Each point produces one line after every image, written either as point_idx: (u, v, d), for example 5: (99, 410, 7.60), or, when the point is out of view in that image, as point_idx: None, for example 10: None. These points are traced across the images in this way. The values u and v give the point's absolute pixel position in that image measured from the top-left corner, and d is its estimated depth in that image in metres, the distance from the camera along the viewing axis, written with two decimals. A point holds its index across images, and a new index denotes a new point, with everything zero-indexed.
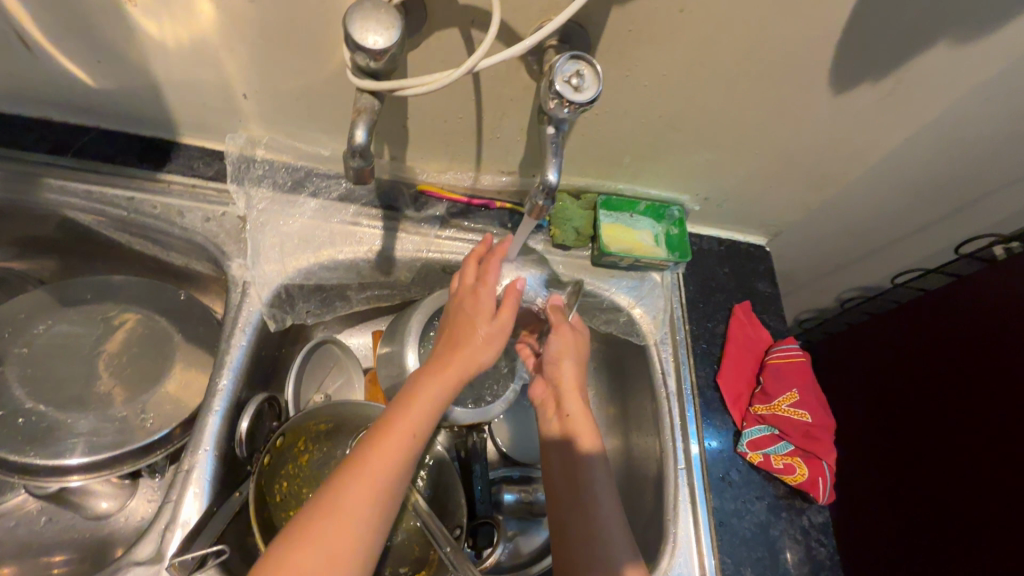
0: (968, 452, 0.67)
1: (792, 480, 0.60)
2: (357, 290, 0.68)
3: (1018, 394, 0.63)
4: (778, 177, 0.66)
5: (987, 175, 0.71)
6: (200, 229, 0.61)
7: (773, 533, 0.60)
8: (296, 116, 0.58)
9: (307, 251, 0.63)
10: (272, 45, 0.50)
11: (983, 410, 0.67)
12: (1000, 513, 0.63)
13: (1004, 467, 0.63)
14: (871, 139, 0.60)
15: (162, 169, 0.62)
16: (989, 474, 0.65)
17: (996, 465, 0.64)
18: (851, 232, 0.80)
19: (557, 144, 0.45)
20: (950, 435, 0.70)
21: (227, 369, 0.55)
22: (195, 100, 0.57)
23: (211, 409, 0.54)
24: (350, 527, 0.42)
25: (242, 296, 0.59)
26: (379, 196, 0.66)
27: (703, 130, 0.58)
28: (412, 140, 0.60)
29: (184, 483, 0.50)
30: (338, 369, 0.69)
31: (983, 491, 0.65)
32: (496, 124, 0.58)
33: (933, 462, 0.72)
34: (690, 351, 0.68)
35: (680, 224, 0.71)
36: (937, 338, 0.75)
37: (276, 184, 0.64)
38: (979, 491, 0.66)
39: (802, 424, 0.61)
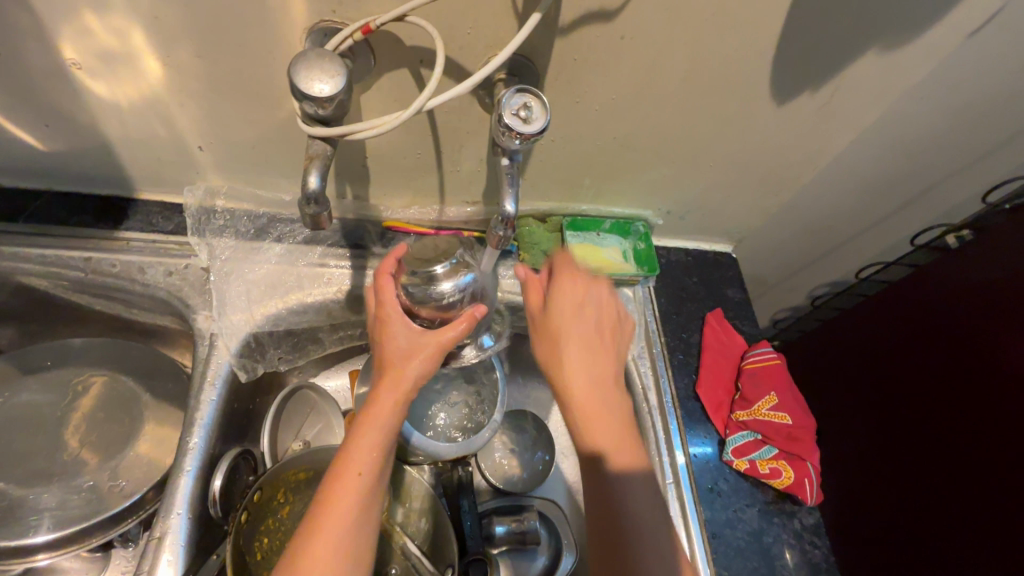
0: (945, 437, 0.69)
1: (779, 484, 0.60)
2: (329, 331, 0.67)
3: (989, 377, 0.65)
4: (735, 186, 0.68)
5: (932, 167, 0.74)
6: (163, 284, 0.60)
7: (767, 540, 0.59)
8: (254, 162, 0.58)
9: (275, 297, 0.62)
10: (223, 96, 0.50)
11: (954, 396, 0.69)
12: (983, 494, 0.64)
13: (982, 448, 0.65)
14: (818, 145, 0.63)
15: (120, 227, 0.61)
16: (967, 457, 0.66)
17: (973, 447, 0.66)
18: (813, 231, 0.83)
19: (513, 174, 0.45)
20: (928, 422, 0.72)
21: (198, 426, 0.54)
22: (150, 155, 0.57)
23: (182, 470, 0.52)
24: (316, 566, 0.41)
25: (210, 348, 0.58)
26: (346, 235, 0.66)
27: (658, 148, 0.60)
28: (374, 177, 0.61)
29: (156, 552, 0.48)
30: (317, 415, 0.67)
31: (963, 475, 0.66)
32: (455, 157, 0.59)
33: (913, 450, 0.73)
34: (668, 363, 0.68)
35: (646, 239, 0.72)
36: (909, 329, 0.78)
37: (238, 234, 0.63)
38: (964, 479, 0.66)
39: (784, 427, 0.62)
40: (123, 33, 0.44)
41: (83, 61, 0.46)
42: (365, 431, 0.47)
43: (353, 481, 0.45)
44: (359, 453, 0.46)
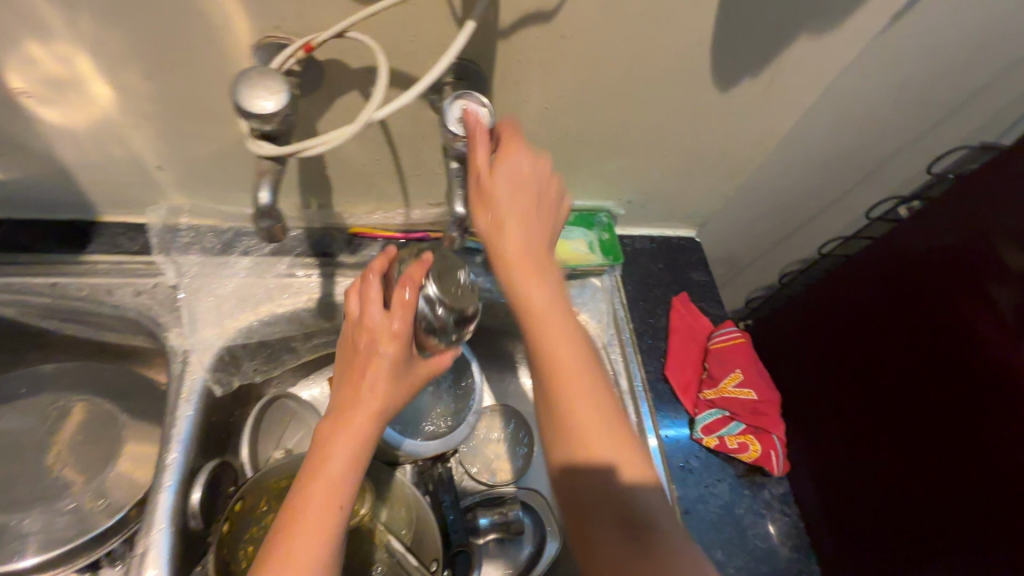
0: (912, 403, 0.72)
1: (747, 457, 0.63)
2: (303, 340, 0.68)
3: (950, 340, 0.68)
4: (691, 172, 0.70)
5: (881, 142, 0.77)
6: (132, 304, 0.60)
7: (738, 511, 0.61)
8: (215, 178, 0.59)
9: (246, 310, 0.62)
10: (175, 114, 0.50)
11: (918, 361, 0.72)
12: (948, 454, 0.67)
13: (947, 410, 0.68)
14: (766, 127, 0.65)
15: (84, 250, 0.61)
16: (932, 419, 0.69)
17: (938, 410, 0.69)
18: (773, 210, 0.85)
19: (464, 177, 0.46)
20: (896, 388, 0.75)
21: (176, 442, 0.54)
22: (109, 179, 0.57)
23: (161, 486, 0.52)
24: None
25: (183, 365, 0.58)
26: (312, 245, 0.66)
27: (611, 139, 0.62)
28: (336, 184, 0.62)
29: (140, 566, 0.49)
30: (298, 422, 0.68)
31: (928, 437, 0.69)
32: (414, 161, 0.60)
33: (882, 417, 0.76)
34: (637, 349, 0.70)
35: (611, 229, 0.73)
36: (873, 302, 0.80)
37: (204, 250, 0.63)
38: (930, 435, 0.69)
39: (750, 403, 0.65)
40: (68, 60, 0.44)
41: (31, 90, 0.46)
42: (338, 460, 0.44)
43: (328, 516, 0.42)
44: (333, 487, 0.43)
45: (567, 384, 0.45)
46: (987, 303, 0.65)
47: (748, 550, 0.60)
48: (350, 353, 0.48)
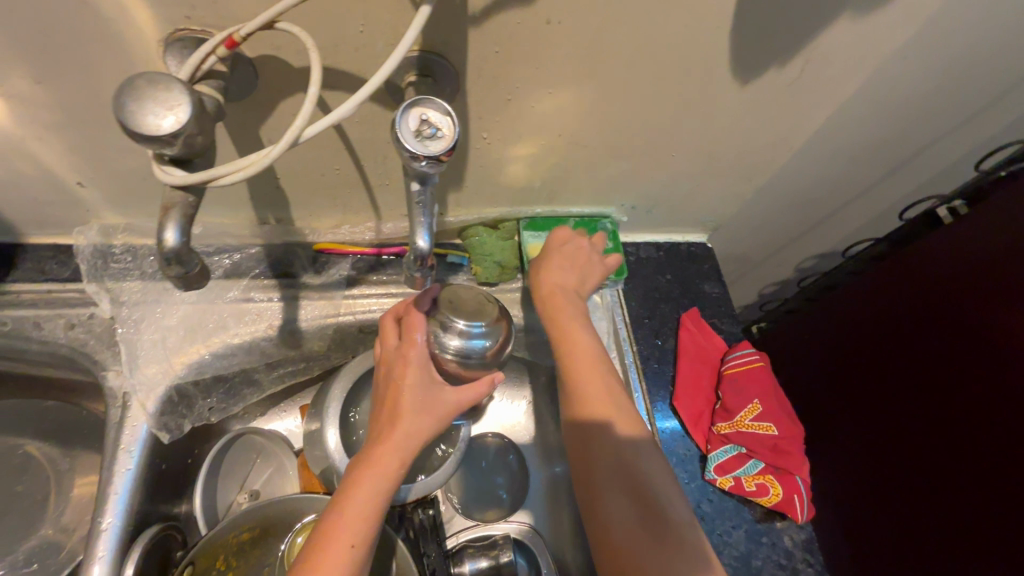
0: (943, 423, 0.66)
1: (767, 501, 0.55)
2: (266, 371, 0.60)
3: (985, 355, 0.61)
4: (703, 174, 0.61)
5: (923, 135, 0.67)
6: (64, 340, 0.53)
7: (756, 562, 0.54)
8: (150, 194, 0.51)
9: (196, 342, 0.55)
10: (86, 125, 0.42)
11: (949, 377, 0.65)
12: (981, 481, 0.61)
13: (980, 432, 0.61)
14: (790, 124, 0.56)
15: (8, 277, 0.53)
16: (965, 443, 0.63)
17: (972, 432, 0.62)
18: (792, 210, 0.76)
19: (427, 202, 0.37)
20: (924, 405, 0.68)
21: (112, 504, 0.47)
22: (25, 198, 0.49)
23: (94, 556, 0.46)
24: None
25: (123, 410, 0.51)
26: (271, 265, 0.58)
27: (611, 141, 0.53)
28: (293, 197, 0.54)
29: None
30: (265, 459, 0.62)
31: (959, 461, 0.63)
32: (380, 169, 0.52)
33: (909, 437, 0.70)
34: (642, 375, 0.62)
35: (614, 237, 0.65)
36: (903, 311, 0.73)
37: (145, 274, 0.55)
38: (970, 457, 0.62)
39: (770, 438, 0.57)
40: None
41: None
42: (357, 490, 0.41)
43: (343, 551, 0.39)
44: (352, 520, 0.40)
45: (599, 409, 0.51)
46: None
47: None
48: (378, 392, 0.48)
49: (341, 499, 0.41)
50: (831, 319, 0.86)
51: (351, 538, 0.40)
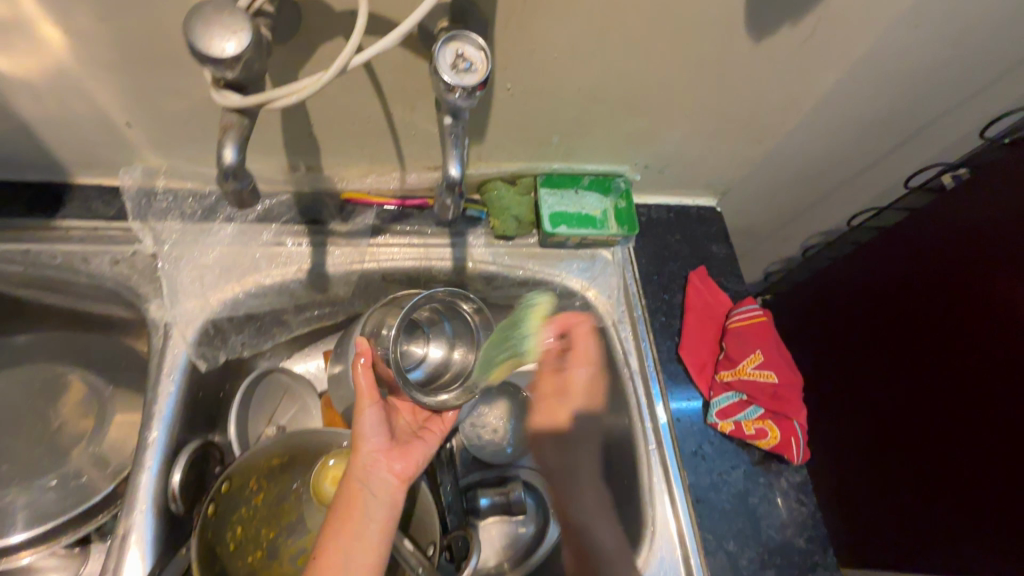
0: (945, 391, 0.68)
1: (765, 444, 0.59)
2: (294, 313, 0.64)
3: (989, 324, 0.64)
4: (715, 135, 0.63)
5: (932, 104, 0.68)
6: (109, 274, 0.56)
7: (753, 501, 0.58)
8: (192, 138, 0.54)
9: (231, 281, 0.58)
10: (138, 64, 0.45)
11: (951, 345, 0.68)
12: (978, 431, 0.64)
13: (981, 397, 0.64)
14: (802, 86, 0.58)
15: (57, 214, 0.57)
16: (967, 406, 0.65)
17: (973, 396, 0.65)
18: (801, 178, 0.78)
19: (457, 134, 0.40)
20: (924, 373, 0.71)
21: (158, 420, 0.51)
22: (76, 136, 0.52)
23: (143, 465, 0.50)
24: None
25: (164, 339, 0.55)
26: (301, 210, 0.62)
27: (628, 97, 0.55)
28: (324, 145, 0.57)
29: (121, 549, 0.47)
30: (290, 398, 0.66)
31: (963, 423, 0.66)
32: (408, 119, 0.54)
33: (910, 403, 0.73)
34: (650, 327, 0.66)
35: (628, 196, 0.67)
36: (904, 281, 0.75)
37: (184, 214, 0.58)
38: (965, 405, 0.65)
39: (770, 386, 0.60)
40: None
41: None
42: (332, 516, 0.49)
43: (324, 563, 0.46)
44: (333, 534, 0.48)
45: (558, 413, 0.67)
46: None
47: (763, 543, 0.56)
48: None
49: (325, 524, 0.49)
50: (834, 289, 0.88)
51: (314, 558, 0.47)
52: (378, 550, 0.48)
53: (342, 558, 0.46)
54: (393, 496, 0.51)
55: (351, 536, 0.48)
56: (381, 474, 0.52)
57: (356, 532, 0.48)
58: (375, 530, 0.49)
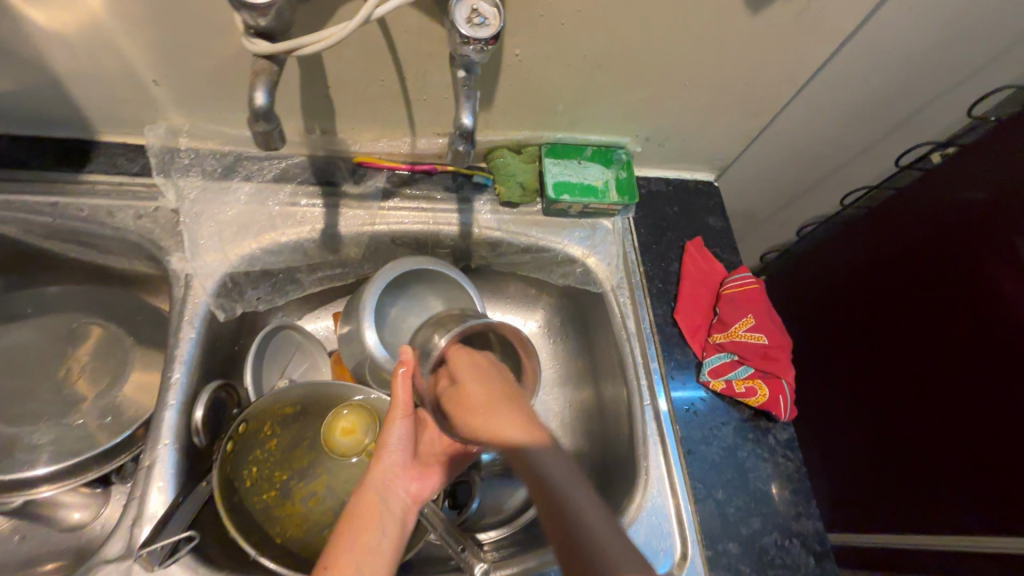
0: (949, 366, 0.75)
1: (754, 401, 0.62)
2: (307, 272, 0.67)
3: (984, 314, 0.71)
4: (713, 108, 0.66)
5: (922, 84, 0.71)
6: (133, 227, 0.59)
7: (741, 454, 0.61)
8: (214, 98, 0.56)
9: (248, 238, 0.61)
10: (169, 22, 0.48)
11: (952, 332, 0.75)
12: (978, 400, 0.72)
13: (981, 379, 0.72)
14: (796, 61, 0.60)
15: (83, 170, 0.60)
16: (969, 389, 0.73)
17: (972, 377, 0.73)
18: (796, 156, 0.81)
19: (470, 86, 0.42)
20: (927, 359, 0.78)
21: (179, 362, 0.54)
22: (105, 92, 0.55)
23: (166, 404, 0.53)
24: None
25: (185, 289, 0.58)
26: (316, 172, 0.65)
27: (630, 66, 0.58)
28: (339, 109, 0.59)
29: (146, 479, 0.49)
30: (302, 354, 0.69)
31: (967, 401, 0.73)
32: (420, 83, 0.57)
33: (915, 385, 0.80)
34: (647, 292, 0.69)
35: (628, 168, 0.70)
36: (901, 269, 0.82)
37: (205, 172, 0.61)
38: (968, 375, 0.73)
39: (759, 346, 0.63)
40: None
41: None
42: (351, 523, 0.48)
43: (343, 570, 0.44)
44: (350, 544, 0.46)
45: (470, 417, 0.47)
46: (1019, 278, 0.67)
47: (750, 492, 0.59)
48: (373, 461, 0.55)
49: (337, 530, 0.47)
50: (835, 277, 0.94)
51: (327, 559, 0.45)
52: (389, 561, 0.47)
53: (356, 562, 0.45)
54: (407, 514, 0.51)
55: (365, 543, 0.47)
56: (395, 489, 0.52)
57: (371, 539, 0.47)
58: (389, 541, 0.48)
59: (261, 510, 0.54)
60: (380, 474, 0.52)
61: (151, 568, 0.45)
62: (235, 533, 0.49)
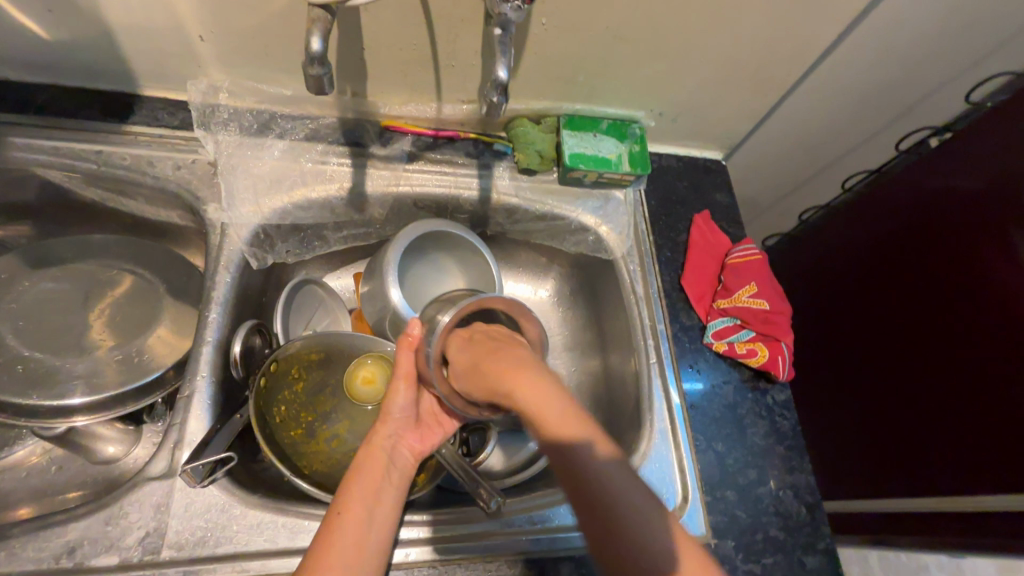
0: (939, 343, 0.80)
1: (755, 362, 0.65)
2: (333, 229, 0.70)
3: (975, 295, 0.75)
4: (725, 85, 0.69)
5: (925, 73, 0.75)
6: (172, 177, 0.62)
7: (740, 411, 0.65)
8: (255, 55, 0.59)
9: (280, 192, 0.64)
10: None
11: (942, 314, 0.79)
12: (964, 373, 0.76)
13: (967, 354, 0.76)
14: (807, 42, 0.64)
15: (126, 122, 0.63)
16: (956, 363, 0.77)
17: (962, 355, 0.76)
18: (801, 139, 0.85)
19: (505, 42, 0.46)
20: (923, 338, 0.82)
21: (216, 303, 0.58)
22: (152, 46, 0.58)
23: (203, 340, 0.56)
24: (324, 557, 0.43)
25: (221, 237, 0.61)
26: (344, 133, 0.68)
27: (650, 39, 0.61)
28: (372, 72, 0.62)
29: (186, 406, 0.53)
30: (325, 310, 0.72)
31: (952, 378, 0.78)
32: (450, 49, 0.60)
33: (910, 364, 0.84)
34: (655, 260, 0.73)
35: (642, 142, 0.73)
36: (898, 251, 0.87)
37: (242, 128, 0.65)
38: (956, 350, 0.77)
39: (761, 312, 0.66)
40: None
41: None
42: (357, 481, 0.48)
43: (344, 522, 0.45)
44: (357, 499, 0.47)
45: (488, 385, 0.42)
46: (1006, 257, 0.71)
47: (747, 446, 0.63)
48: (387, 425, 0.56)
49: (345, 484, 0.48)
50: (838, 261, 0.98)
51: (340, 506, 0.46)
52: (394, 514, 0.48)
53: (367, 510, 0.47)
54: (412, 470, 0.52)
55: (375, 494, 0.48)
56: (402, 447, 0.53)
57: (382, 489, 0.48)
58: (396, 495, 0.49)
59: (290, 444, 0.58)
60: (392, 433, 0.53)
61: (194, 484, 0.48)
62: (270, 458, 0.53)
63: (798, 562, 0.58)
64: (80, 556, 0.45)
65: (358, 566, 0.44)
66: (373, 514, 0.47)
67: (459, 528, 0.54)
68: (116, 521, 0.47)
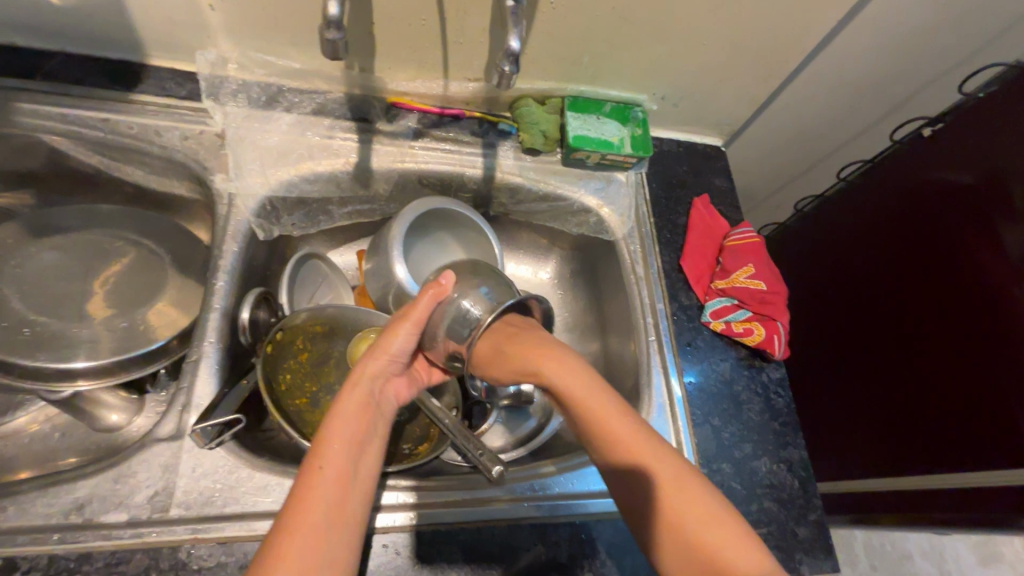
0: (931, 326, 0.81)
1: (751, 341, 0.67)
2: (339, 204, 0.71)
3: (964, 282, 0.76)
4: (728, 70, 0.70)
5: (923, 65, 0.76)
6: (180, 147, 0.63)
7: (736, 388, 0.66)
8: (264, 27, 0.59)
9: (287, 164, 0.65)
10: None
11: (933, 299, 0.81)
12: (955, 356, 0.78)
13: (958, 337, 0.77)
14: (810, 28, 0.65)
15: (134, 91, 0.63)
16: (947, 347, 0.79)
17: (953, 338, 0.78)
18: (799, 129, 0.86)
19: (516, 13, 0.48)
20: (916, 324, 0.84)
21: (224, 271, 0.59)
22: (161, 13, 0.57)
23: (211, 306, 0.57)
24: (307, 511, 0.40)
25: (228, 207, 0.62)
26: (352, 109, 0.69)
27: (656, 21, 0.62)
28: (381, 47, 0.63)
29: (194, 371, 0.53)
30: (328, 286, 0.73)
31: (942, 361, 0.80)
32: (459, 24, 0.60)
33: (902, 349, 0.86)
34: (655, 241, 0.74)
35: (644, 125, 0.74)
36: (891, 237, 0.88)
37: (250, 100, 0.65)
38: (947, 333, 0.79)
39: (758, 292, 0.68)
40: None
41: None
42: (342, 434, 0.45)
43: (327, 475, 0.42)
44: (342, 448, 0.44)
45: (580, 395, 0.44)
46: (997, 242, 0.73)
47: (742, 421, 0.64)
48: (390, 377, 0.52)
49: (326, 431, 0.45)
50: (832, 249, 1.00)
51: (319, 460, 0.43)
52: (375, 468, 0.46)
53: (350, 463, 0.44)
54: (390, 420, 0.51)
55: (358, 449, 0.45)
56: (384, 396, 0.51)
57: (365, 444, 0.46)
58: (378, 448, 0.47)
59: (296, 412, 0.58)
60: (377, 378, 0.50)
61: (202, 445, 0.49)
62: (277, 421, 0.53)
63: (790, 532, 0.60)
64: (89, 512, 0.46)
65: (342, 522, 0.41)
66: (358, 468, 0.44)
67: (460, 493, 0.55)
68: (125, 480, 0.48)
